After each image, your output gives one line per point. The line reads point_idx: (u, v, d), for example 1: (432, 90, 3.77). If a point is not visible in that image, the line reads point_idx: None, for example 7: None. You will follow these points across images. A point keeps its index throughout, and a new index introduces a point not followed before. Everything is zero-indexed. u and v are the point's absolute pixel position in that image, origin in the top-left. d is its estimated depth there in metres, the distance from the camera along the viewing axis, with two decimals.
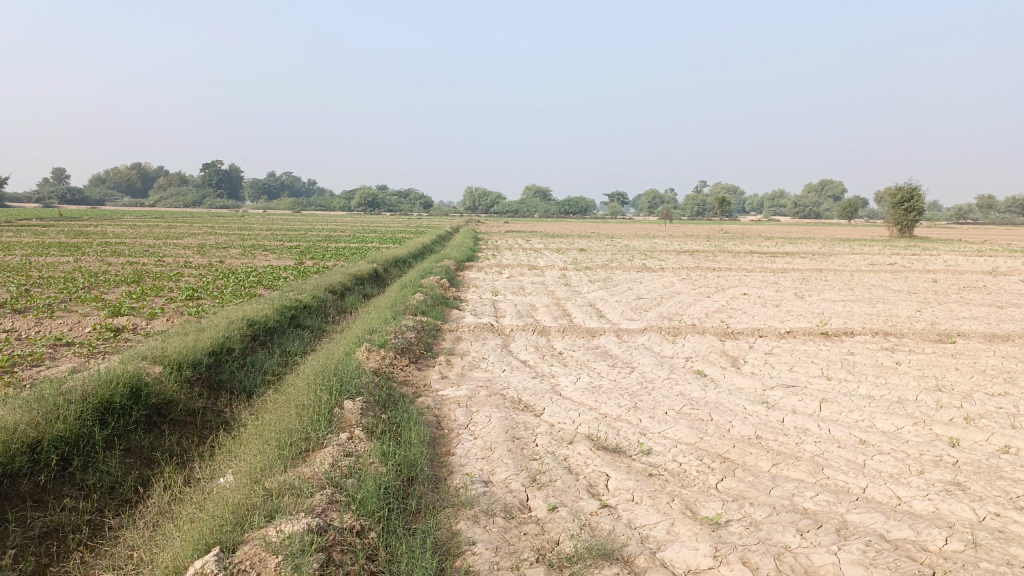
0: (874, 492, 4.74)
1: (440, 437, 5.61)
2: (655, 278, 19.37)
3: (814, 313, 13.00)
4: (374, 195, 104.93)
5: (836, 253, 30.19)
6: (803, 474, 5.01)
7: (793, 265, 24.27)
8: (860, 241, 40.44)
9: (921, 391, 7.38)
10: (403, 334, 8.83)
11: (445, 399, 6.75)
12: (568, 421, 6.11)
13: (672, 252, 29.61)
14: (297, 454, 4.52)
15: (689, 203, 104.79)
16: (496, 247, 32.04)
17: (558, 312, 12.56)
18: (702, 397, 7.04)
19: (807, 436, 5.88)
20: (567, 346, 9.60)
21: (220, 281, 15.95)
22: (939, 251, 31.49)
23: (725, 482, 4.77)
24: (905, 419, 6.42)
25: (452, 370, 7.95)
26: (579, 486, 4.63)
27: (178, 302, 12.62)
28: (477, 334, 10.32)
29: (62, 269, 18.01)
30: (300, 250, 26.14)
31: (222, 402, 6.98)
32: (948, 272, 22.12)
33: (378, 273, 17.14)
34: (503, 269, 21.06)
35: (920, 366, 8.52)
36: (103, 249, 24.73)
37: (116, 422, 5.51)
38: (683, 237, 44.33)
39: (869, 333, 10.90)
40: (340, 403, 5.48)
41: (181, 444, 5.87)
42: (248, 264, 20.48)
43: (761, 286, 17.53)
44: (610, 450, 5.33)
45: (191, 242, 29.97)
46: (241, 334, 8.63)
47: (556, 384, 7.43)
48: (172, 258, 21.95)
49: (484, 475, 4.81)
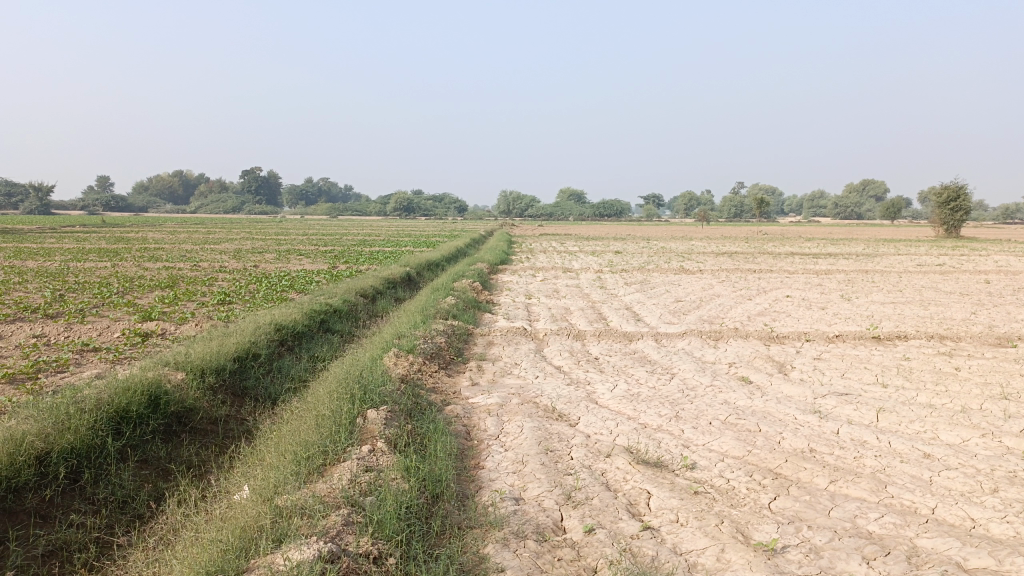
0: (945, 513, 4.30)
1: (469, 449, 5.28)
2: (693, 280, 18.85)
3: (862, 316, 12.41)
4: (409, 200, 105.41)
5: (881, 254, 29.27)
6: (864, 493, 4.57)
7: (837, 266, 23.50)
8: (904, 242, 39.22)
9: (986, 399, 6.86)
10: (433, 338, 8.53)
11: (476, 408, 6.42)
12: (605, 431, 5.74)
13: (710, 254, 28.95)
14: (314, 469, 4.22)
15: (726, 206, 103.35)
16: (529, 250, 31.62)
17: (593, 316, 12.16)
18: (748, 406, 6.61)
19: (866, 450, 5.44)
20: (603, 351, 9.21)
21: (253, 285, 15.87)
22: (990, 252, 30.34)
23: (779, 501, 4.37)
24: (971, 431, 5.93)
25: (483, 377, 7.61)
26: (617, 504, 4.26)
27: (208, 306, 12.49)
28: (510, 338, 9.98)
29: (98, 274, 18.05)
30: (335, 255, 26.04)
31: (245, 410, 6.74)
32: (1001, 273, 21.25)
33: (409, 276, 16.90)
34: (537, 272, 20.72)
35: (982, 372, 7.97)
36: (141, 254, 24.85)
37: (132, 432, 5.28)
38: (720, 239, 43.45)
39: (923, 337, 10.32)
40: (363, 412, 5.17)
41: (200, 454, 5.62)
42: (281, 268, 20.37)
43: (805, 289, 16.92)
44: (652, 464, 4.95)
45: (228, 247, 30.06)
46: (268, 339, 8.41)
47: (592, 391, 7.06)
48: (207, 263, 22.06)
49: (515, 492, 4.46)
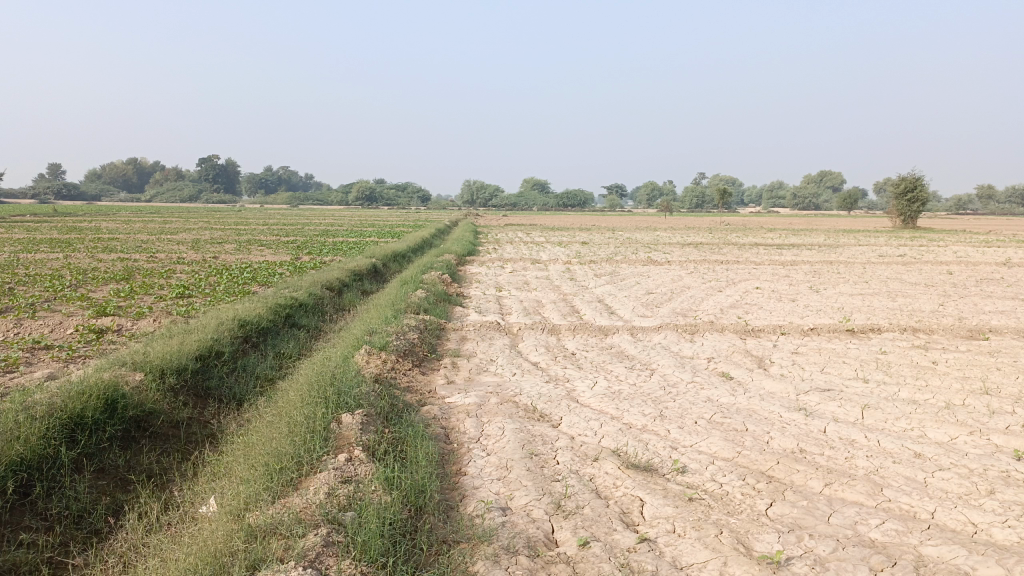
0: (945, 517, 4.17)
1: (449, 455, 5.03)
2: (662, 272, 18.75)
3: (834, 308, 12.41)
4: (372, 189, 104.24)
5: (843, 245, 29.54)
6: (861, 497, 4.43)
7: (801, 257, 23.65)
8: (864, 232, 39.72)
9: (968, 395, 6.80)
10: (406, 335, 8.24)
11: (453, 408, 6.17)
12: (589, 433, 5.53)
13: (676, 245, 28.90)
14: (288, 482, 3.94)
15: (688, 196, 104.10)
16: (495, 240, 31.32)
17: (566, 310, 11.94)
18: (732, 404, 6.45)
19: (856, 450, 5.31)
20: (579, 346, 9.01)
21: (213, 278, 15.32)
22: (949, 243, 30.81)
23: (776, 508, 4.20)
24: (959, 428, 5.83)
25: (459, 375, 7.36)
26: (610, 514, 4.04)
27: (167, 300, 12.01)
28: (483, 334, 9.72)
29: (50, 266, 17.32)
30: (298, 246, 25.47)
31: (209, 412, 6.40)
32: (961, 264, 21.55)
33: (376, 268, 16.53)
34: (505, 264, 20.47)
35: (959, 366, 7.93)
36: (95, 245, 23.95)
37: (88, 439, 4.93)
38: (684, 229, 43.64)
39: (897, 329, 10.30)
40: (338, 416, 4.89)
41: (161, 461, 5.28)
42: (242, 260, 19.79)
43: (773, 280, 16.92)
44: (642, 468, 4.75)
45: (186, 237, 29.18)
46: (231, 336, 8.04)
47: (572, 390, 6.85)
48: (164, 254, 21.32)
49: (502, 501, 4.22)
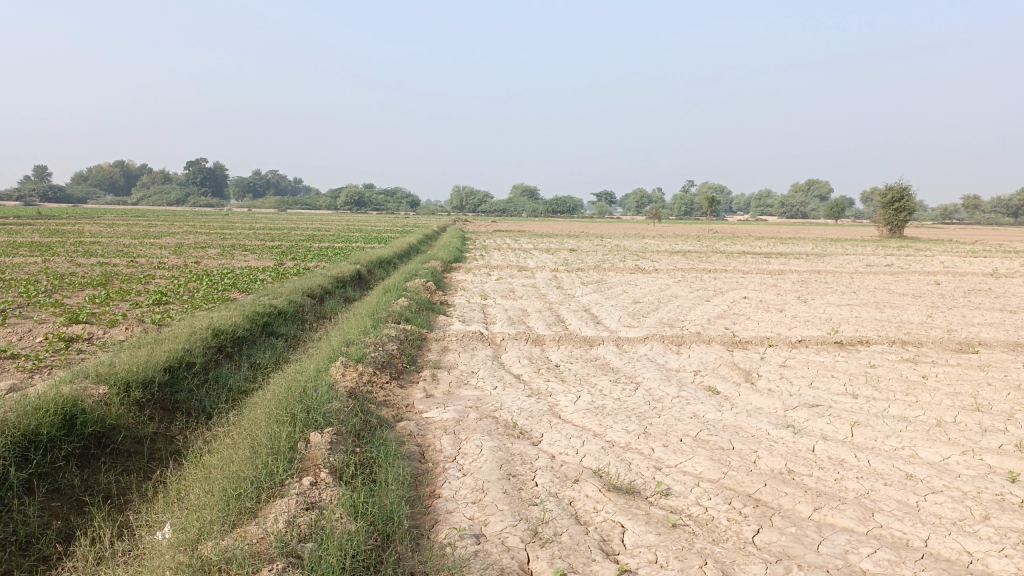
0: (939, 546, 3.99)
1: (423, 475, 4.81)
2: (650, 280, 18.58)
3: (822, 319, 12.25)
4: (360, 194, 103.86)
5: (831, 254, 29.46)
6: (851, 523, 4.24)
7: (789, 266, 23.56)
8: (851, 242, 39.63)
9: (959, 411, 6.63)
10: (385, 346, 8.01)
11: (430, 424, 5.95)
12: (570, 451, 5.32)
13: (664, 253, 28.74)
14: (246, 510, 3.72)
15: (676, 204, 104.26)
16: (483, 247, 31.15)
17: (551, 319, 11.75)
18: (718, 420, 6.26)
19: (847, 471, 5.12)
20: (563, 357, 8.80)
21: (193, 284, 15.01)
22: (935, 253, 30.83)
23: (764, 535, 4.01)
24: (951, 447, 5.66)
25: (438, 388, 7.13)
26: (589, 542, 3.83)
27: (143, 307, 11.72)
28: (466, 344, 9.51)
29: (27, 270, 16.94)
30: (282, 251, 25.19)
31: (177, 428, 6.15)
32: (949, 274, 21.51)
33: (360, 274, 16.28)
34: (492, 271, 20.25)
35: (950, 381, 7.78)
36: (75, 249, 23.52)
37: (42, 458, 4.68)
38: (672, 237, 43.52)
39: (886, 342, 10.15)
40: (305, 435, 4.67)
41: (120, 480, 5.03)
42: (224, 266, 19.46)
43: (761, 290, 16.77)
44: (624, 491, 4.54)
45: (169, 242, 28.81)
46: (204, 346, 7.79)
47: (555, 405, 6.64)
48: (144, 259, 20.99)
49: (475, 527, 4.00)
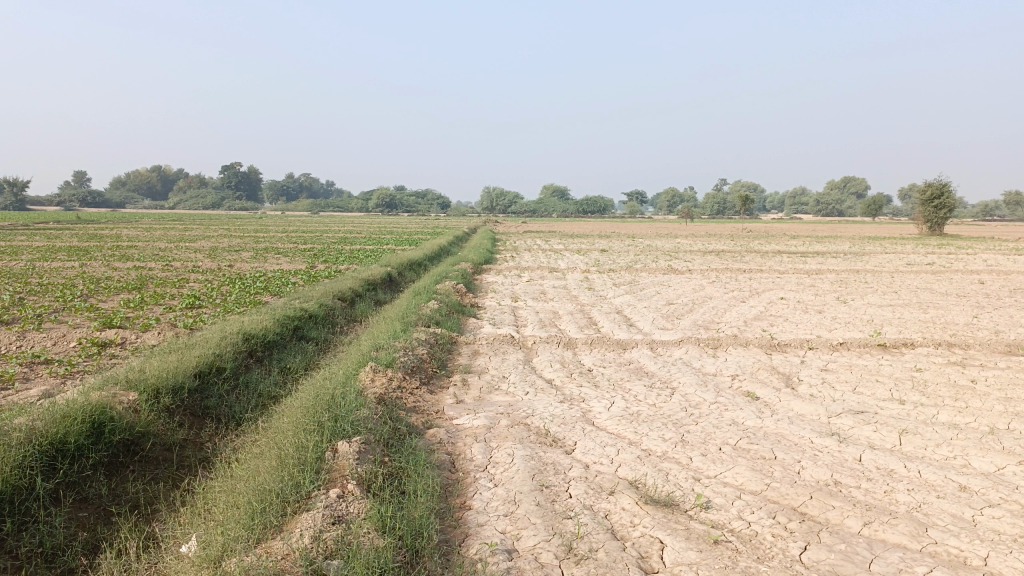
0: (999, 565, 3.74)
1: (454, 486, 4.67)
2: (683, 281, 18.27)
3: (863, 321, 11.90)
4: (392, 196, 104.39)
5: (869, 253, 28.83)
6: (904, 539, 4.02)
7: (826, 266, 23.05)
8: (889, 240, 38.76)
9: (1013, 418, 6.33)
10: (414, 350, 7.89)
11: (461, 431, 5.81)
12: (605, 461, 5.15)
13: (697, 253, 28.33)
14: (272, 524, 3.62)
15: (709, 202, 103.27)
16: (514, 248, 30.98)
17: (583, 321, 11.56)
18: (758, 428, 6.04)
19: (896, 482, 4.88)
20: (596, 362, 8.61)
21: (226, 288, 15.07)
22: (978, 251, 30.08)
23: (811, 552, 3.80)
24: (1006, 457, 5.38)
25: (469, 394, 7.00)
26: (627, 560, 3.66)
27: (176, 311, 11.76)
28: (496, 347, 9.37)
29: (64, 275, 17.16)
30: (314, 253, 25.25)
31: (206, 434, 6.10)
32: (994, 272, 20.89)
33: (390, 277, 16.23)
34: (523, 272, 20.12)
35: (1001, 385, 7.46)
36: (112, 253, 23.82)
37: (70, 468, 4.62)
38: (705, 236, 43.04)
39: (931, 344, 9.80)
40: (333, 445, 4.56)
41: (148, 489, 4.98)
42: (256, 269, 19.54)
43: (798, 290, 16.39)
44: (661, 504, 4.36)
45: (204, 245, 29.06)
46: (234, 350, 7.75)
47: (588, 411, 6.46)
48: (179, 262, 21.19)
49: (508, 542, 3.86)
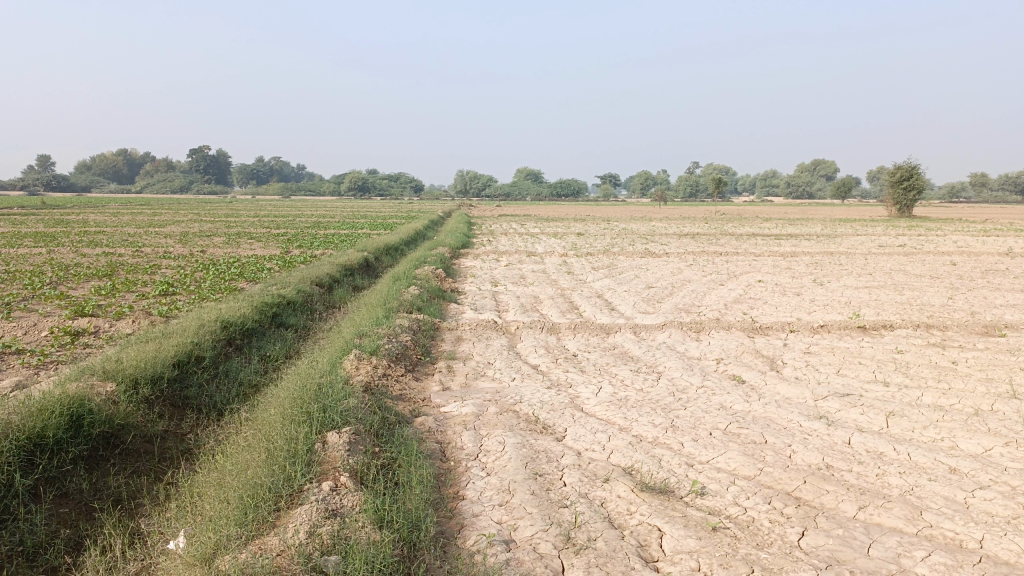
0: (995, 547, 3.75)
1: (445, 475, 4.60)
2: (661, 264, 18.31)
3: (841, 302, 11.99)
4: (364, 180, 103.41)
5: (842, 235, 29.10)
6: (899, 523, 4.02)
7: (801, 248, 23.24)
8: (859, 222, 39.22)
9: (995, 399, 6.39)
10: (397, 337, 7.78)
11: (449, 419, 5.73)
12: (597, 448, 5.11)
13: (673, 236, 28.39)
14: (264, 519, 3.53)
15: (682, 184, 103.81)
16: (490, 232, 30.81)
17: (565, 306, 11.50)
18: (747, 412, 6.02)
19: (887, 465, 4.89)
20: (581, 347, 8.56)
21: (200, 274, 14.77)
22: (947, 232, 30.57)
23: (810, 538, 3.79)
24: (992, 438, 5.42)
25: (454, 381, 6.91)
26: (627, 549, 3.62)
27: (149, 299, 11.49)
28: (479, 333, 9.28)
29: (31, 262, 16.69)
30: (288, 238, 24.90)
31: (187, 425, 5.96)
32: (964, 253, 21.22)
33: (367, 262, 16.04)
34: (501, 256, 19.99)
35: (980, 366, 7.54)
36: (79, 239, 23.23)
37: (49, 462, 4.47)
38: (679, 219, 43.23)
39: (910, 326, 9.88)
40: (323, 436, 4.46)
41: (130, 483, 4.84)
42: (229, 255, 19.20)
43: (775, 273, 16.46)
44: (657, 491, 4.33)
45: (173, 231, 28.50)
46: (213, 338, 7.58)
47: (576, 397, 6.41)
48: (150, 248, 20.77)
49: (505, 533, 3.79)
